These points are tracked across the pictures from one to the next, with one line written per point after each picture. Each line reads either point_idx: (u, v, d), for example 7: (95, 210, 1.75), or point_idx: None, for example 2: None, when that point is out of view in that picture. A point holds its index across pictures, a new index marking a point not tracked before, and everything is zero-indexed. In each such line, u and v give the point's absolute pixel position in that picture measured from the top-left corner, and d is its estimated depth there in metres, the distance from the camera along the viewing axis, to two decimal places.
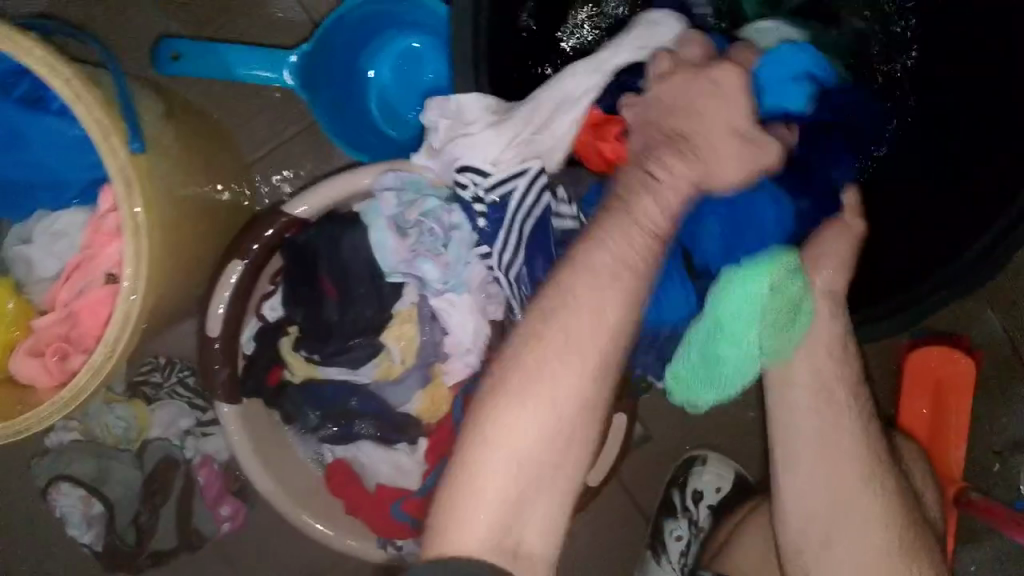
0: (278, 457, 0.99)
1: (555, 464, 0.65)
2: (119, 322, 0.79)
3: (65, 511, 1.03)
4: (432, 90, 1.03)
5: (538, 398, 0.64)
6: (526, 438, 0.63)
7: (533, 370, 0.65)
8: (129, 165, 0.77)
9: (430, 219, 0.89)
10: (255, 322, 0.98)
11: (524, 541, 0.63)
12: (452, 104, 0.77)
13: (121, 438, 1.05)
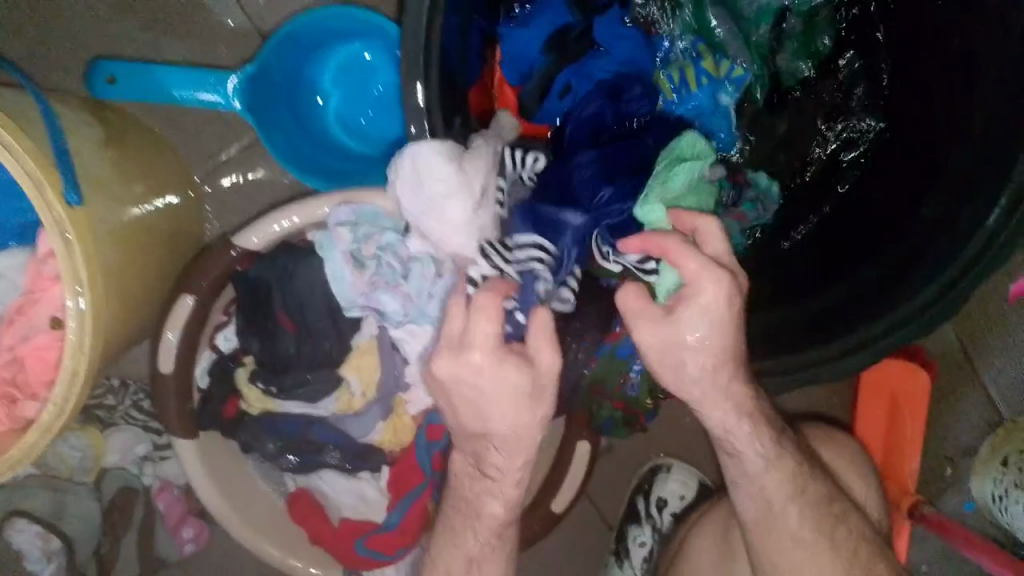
0: (241, 486, 0.98)
1: (501, 538, 0.74)
2: (68, 378, 0.76)
3: (23, 548, 1.00)
4: (381, 103, 1.00)
5: (482, 518, 0.72)
6: (479, 544, 0.73)
7: (467, 508, 0.74)
8: (66, 216, 0.74)
9: (388, 253, 0.88)
10: (209, 354, 0.96)
11: None
12: (409, 160, 0.74)
13: (76, 468, 1.02)
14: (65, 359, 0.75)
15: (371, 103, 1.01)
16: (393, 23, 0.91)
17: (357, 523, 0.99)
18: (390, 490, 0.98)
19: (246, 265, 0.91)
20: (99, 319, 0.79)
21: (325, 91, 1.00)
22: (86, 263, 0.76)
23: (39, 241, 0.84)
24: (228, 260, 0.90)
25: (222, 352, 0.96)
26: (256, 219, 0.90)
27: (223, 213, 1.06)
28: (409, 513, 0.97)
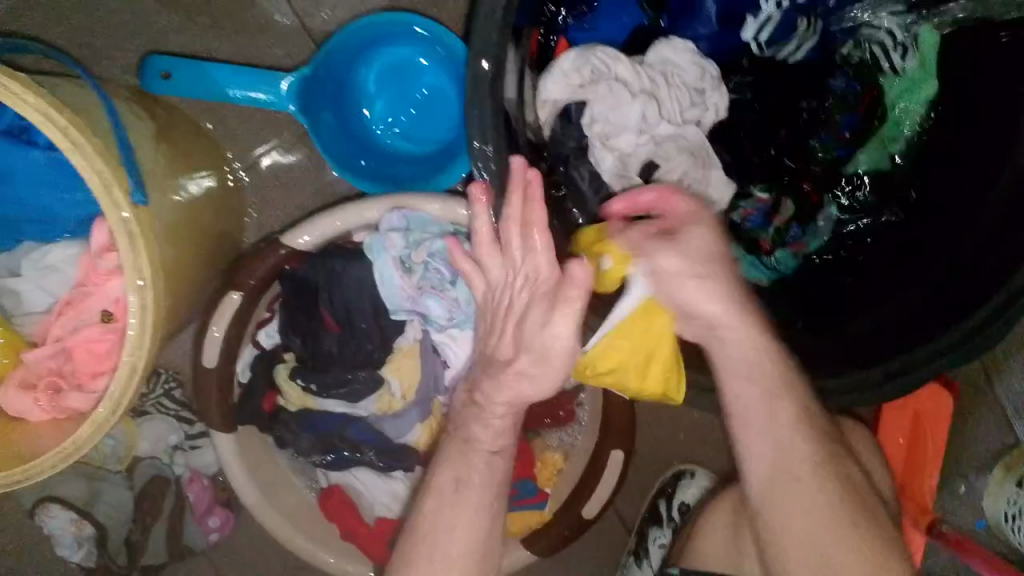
0: (275, 481, 0.99)
1: (488, 501, 0.75)
2: (121, 377, 0.75)
3: (55, 532, 1.01)
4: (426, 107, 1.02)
5: (469, 463, 0.76)
6: (471, 502, 0.74)
7: (461, 436, 0.79)
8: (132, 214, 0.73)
9: (436, 260, 0.90)
10: (251, 349, 0.97)
11: (454, 547, 0.72)
12: (555, 84, 0.85)
13: (109, 455, 1.03)
14: (124, 354, 0.74)
15: (417, 105, 1.02)
16: (459, 41, 0.93)
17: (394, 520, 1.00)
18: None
19: (294, 264, 0.91)
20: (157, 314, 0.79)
21: (372, 92, 1.01)
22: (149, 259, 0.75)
23: (93, 236, 0.82)
24: (272, 263, 0.90)
25: (264, 348, 0.97)
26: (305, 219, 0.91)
27: (265, 207, 1.08)
28: None
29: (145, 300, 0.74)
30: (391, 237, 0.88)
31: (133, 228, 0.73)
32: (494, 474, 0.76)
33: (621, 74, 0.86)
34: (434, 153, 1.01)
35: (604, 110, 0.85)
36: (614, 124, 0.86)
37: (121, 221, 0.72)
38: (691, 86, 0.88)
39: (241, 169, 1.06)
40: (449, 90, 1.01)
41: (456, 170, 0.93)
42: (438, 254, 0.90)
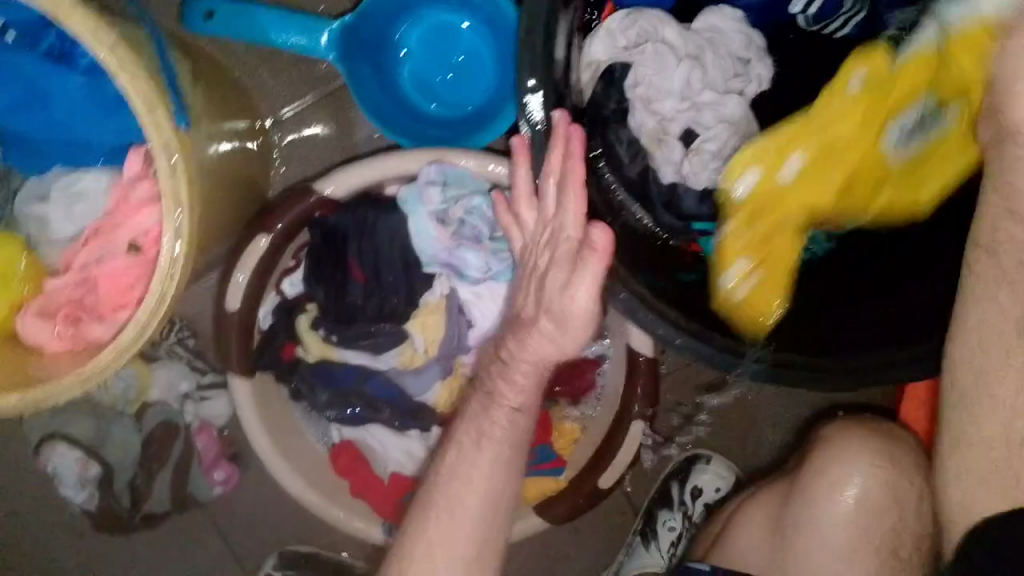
0: (286, 434, 0.96)
1: (509, 458, 0.78)
2: (152, 304, 0.74)
3: (60, 470, 1.01)
4: (463, 73, 1.01)
5: (494, 420, 0.78)
6: (485, 462, 0.77)
7: (488, 391, 0.80)
8: (173, 137, 0.72)
9: (474, 215, 0.90)
10: (274, 297, 0.95)
11: (467, 502, 0.77)
12: (605, 38, 0.86)
13: (120, 397, 1.02)
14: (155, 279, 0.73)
15: (451, 69, 1.01)
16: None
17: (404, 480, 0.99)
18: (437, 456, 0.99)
19: (325, 212, 0.90)
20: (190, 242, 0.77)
21: (410, 53, 1.00)
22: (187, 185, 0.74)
23: (127, 163, 0.80)
24: (298, 213, 0.89)
25: (287, 298, 0.95)
26: (333, 168, 0.90)
27: (292, 157, 1.06)
28: None
29: (181, 225, 0.73)
30: (427, 194, 0.88)
31: (180, 169, 0.72)
32: (515, 429, 0.78)
33: (668, 39, 0.87)
34: (466, 118, 0.99)
35: (647, 74, 0.87)
36: (658, 87, 0.87)
37: (172, 163, 0.71)
38: (736, 55, 0.89)
39: (268, 122, 1.04)
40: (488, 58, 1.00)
41: (498, 127, 0.90)
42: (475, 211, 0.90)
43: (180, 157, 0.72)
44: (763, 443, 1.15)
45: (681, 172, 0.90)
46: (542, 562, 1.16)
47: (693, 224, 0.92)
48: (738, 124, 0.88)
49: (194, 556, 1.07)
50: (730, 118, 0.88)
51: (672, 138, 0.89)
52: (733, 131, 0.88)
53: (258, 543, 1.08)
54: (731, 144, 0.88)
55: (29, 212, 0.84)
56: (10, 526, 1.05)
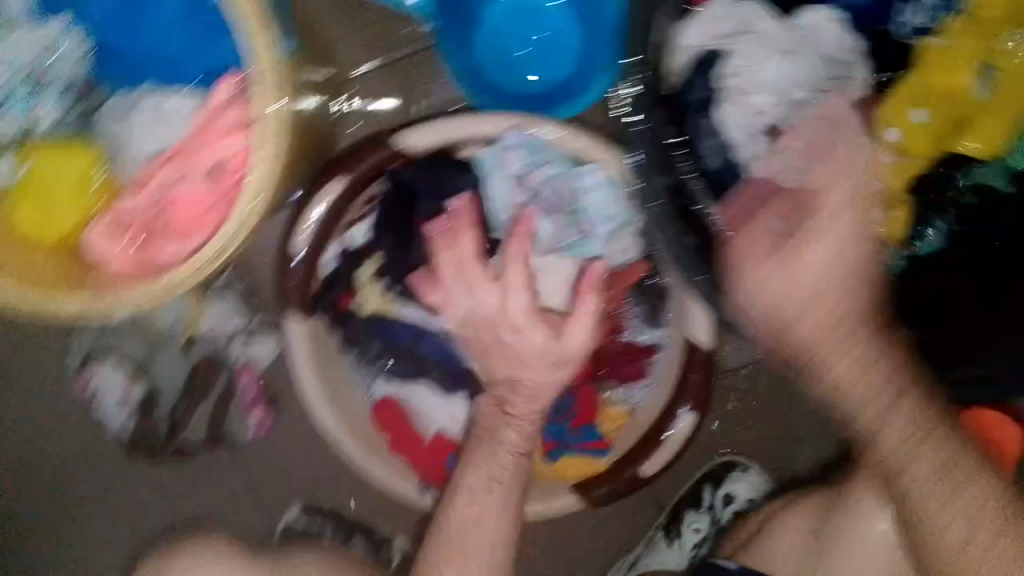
0: (335, 381, 0.96)
1: (506, 502, 0.83)
2: (233, 229, 0.76)
3: (103, 388, 1.02)
4: (545, 49, 0.95)
5: (492, 465, 0.84)
6: (489, 509, 0.82)
7: (489, 436, 0.85)
8: (273, 66, 0.74)
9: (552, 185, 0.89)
10: (336, 248, 0.92)
11: (467, 544, 0.81)
12: (704, 25, 0.85)
13: (169, 327, 1.01)
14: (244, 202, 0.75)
15: (534, 44, 0.95)
16: None
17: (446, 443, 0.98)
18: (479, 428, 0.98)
19: (399, 165, 0.88)
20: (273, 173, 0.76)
21: (491, 25, 0.95)
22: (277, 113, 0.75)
23: (217, 86, 0.78)
24: (374, 165, 0.87)
25: (349, 248, 0.93)
26: (423, 122, 0.88)
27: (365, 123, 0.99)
28: None
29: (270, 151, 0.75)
30: (506, 157, 0.88)
31: (281, 118, 0.75)
32: (518, 473, 0.84)
33: (766, 33, 0.86)
34: (531, 97, 0.93)
35: (742, 65, 0.85)
36: (753, 80, 0.85)
37: (273, 111, 0.74)
38: (836, 53, 0.86)
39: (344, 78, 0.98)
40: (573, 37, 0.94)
41: (594, 87, 0.90)
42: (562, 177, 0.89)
43: (277, 83, 0.75)
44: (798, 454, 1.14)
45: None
46: (561, 546, 1.15)
47: None
48: None
49: (218, 495, 1.06)
50: None
51: (762, 133, 0.87)
52: None
53: (283, 490, 1.07)
54: None
55: (108, 126, 0.81)
56: (40, 441, 1.05)
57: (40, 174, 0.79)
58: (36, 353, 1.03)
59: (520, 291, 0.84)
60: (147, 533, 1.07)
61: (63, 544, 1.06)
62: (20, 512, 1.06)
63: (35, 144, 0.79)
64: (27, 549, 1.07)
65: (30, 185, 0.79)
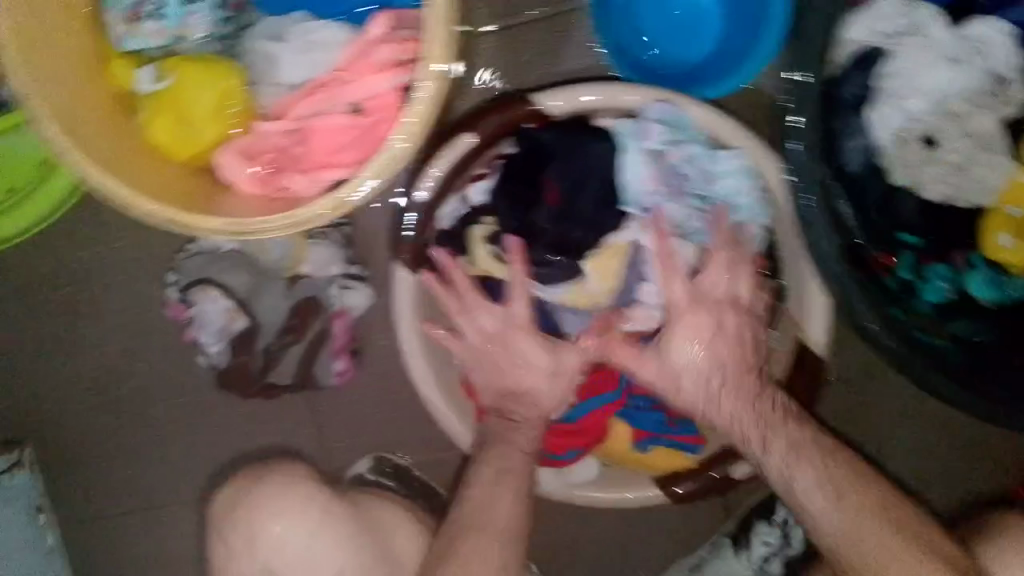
0: (430, 341, 0.95)
1: (519, 488, 0.82)
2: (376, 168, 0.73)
3: (206, 314, 0.98)
4: (679, 25, 0.93)
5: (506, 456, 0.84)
6: (509, 494, 0.81)
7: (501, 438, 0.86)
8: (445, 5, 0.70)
9: (690, 164, 0.87)
10: (455, 203, 0.92)
11: (489, 525, 0.79)
12: (874, 22, 0.82)
13: (274, 263, 0.99)
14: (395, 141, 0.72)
15: (666, 21, 0.93)
16: None
17: (569, 436, 0.96)
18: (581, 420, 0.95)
19: (532, 126, 0.88)
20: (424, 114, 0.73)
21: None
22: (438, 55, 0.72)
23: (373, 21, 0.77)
24: (500, 122, 0.88)
25: (470, 206, 0.92)
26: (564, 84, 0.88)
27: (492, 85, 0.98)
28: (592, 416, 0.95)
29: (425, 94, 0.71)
30: (650, 129, 0.86)
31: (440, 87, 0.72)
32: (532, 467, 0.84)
33: (935, 39, 0.83)
34: (670, 76, 0.91)
35: (906, 66, 0.83)
36: (915, 83, 0.83)
37: (438, 72, 0.71)
38: (1006, 66, 0.83)
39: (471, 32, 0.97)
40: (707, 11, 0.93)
41: (757, 66, 0.85)
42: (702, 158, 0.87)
43: (444, 23, 0.71)
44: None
45: (918, 177, 0.86)
46: (622, 537, 1.13)
47: (901, 233, 0.88)
48: (985, 138, 0.84)
49: (291, 435, 1.09)
50: (978, 131, 0.84)
51: (913, 140, 0.85)
52: (977, 144, 0.84)
53: (349, 443, 1.10)
54: (971, 157, 0.85)
55: (255, 46, 0.79)
56: (128, 358, 1.07)
57: (183, 88, 0.78)
58: (137, 270, 1.04)
59: (521, 301, 0.85)
60: (217, 464, 1.10)
61: (138, 461, 1.10)
62: (98, 428, 1.09)
63: (180, 57, 0.79)
64: (101, 464, 1.10)
65: (172, 98, 0.79)
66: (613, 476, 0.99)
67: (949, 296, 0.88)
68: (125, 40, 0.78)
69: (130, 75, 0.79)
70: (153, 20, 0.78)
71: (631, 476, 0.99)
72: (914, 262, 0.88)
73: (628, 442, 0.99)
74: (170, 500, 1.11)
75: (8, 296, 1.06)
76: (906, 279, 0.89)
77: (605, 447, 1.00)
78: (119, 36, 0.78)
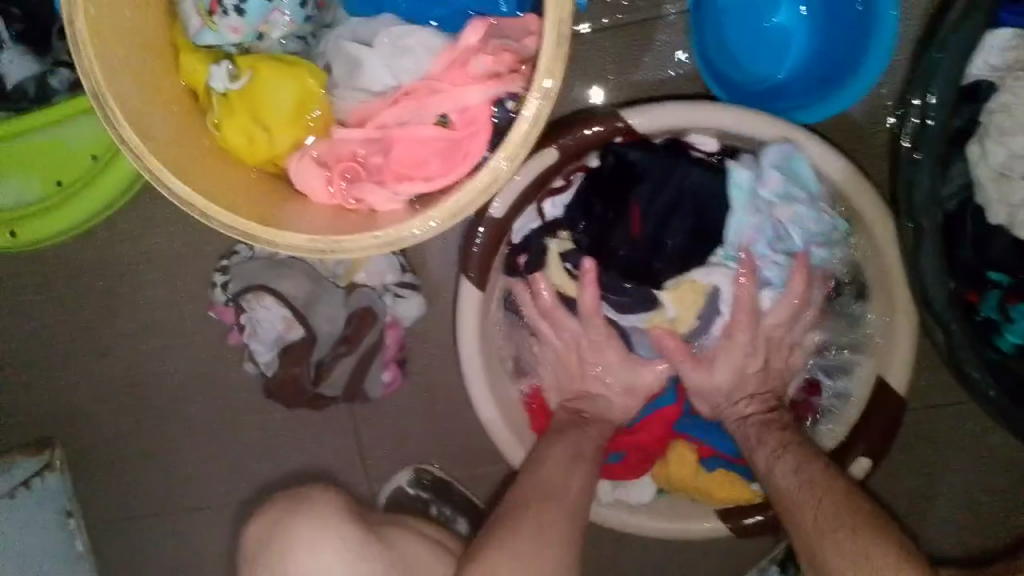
0: (489, 356, 0.92)
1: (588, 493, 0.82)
2: (478, 188, 0.68)
3: (261, 322, 0.94)
4: (773, 37, 0.91)
5: (569, 464, 0.83)
6: (572, 504, 0.80)
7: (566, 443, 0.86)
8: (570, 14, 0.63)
9: (798, 219, 0.84)
10: (531, 216, 0.89)
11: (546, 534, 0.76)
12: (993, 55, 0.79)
13: (330, 270, 0.96)
14: (495, 158, 0.67)
15: (758, 32, 0.91)
16: None
17: (622, 435, 0.96)
18: (639, 421, 0.96)
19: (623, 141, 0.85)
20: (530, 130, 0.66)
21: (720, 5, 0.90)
22: (553, 69, 0.64)
23: (470, 29, 0.73)
24: (583, 140, 0.85)
25: (544, 220, 0.89)
26: (651, 103, 0.84)
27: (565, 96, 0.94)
28: (647, 424, 0.96)
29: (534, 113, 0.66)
30: (768, 179, 0.82)
31: (543, 108, 0.65)
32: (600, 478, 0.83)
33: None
34: (757, 94, 0.89)
35: (1012, 101, 0.78)
36: (1019, 120, 0.78)
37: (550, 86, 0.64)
38: None
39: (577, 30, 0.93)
40: (800, 22, 0.90)
41: (848, 94, 0.82)
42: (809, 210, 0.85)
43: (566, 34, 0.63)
44: (938, 513, 1.04)
45: (1012, 217, 0.80)
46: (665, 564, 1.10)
47: (989, 270, 0.84)
48: None
49: (330, 447, 1.06)
50: None
51: (1018, 179, 0.79)
52: None
53: (390, 458, 1.06)
54: None
55: (340, 48, 0.76)
56: (172, 355, 1.05)
57: (260, 87, 0.74)
58: (190, 266, 1.02)
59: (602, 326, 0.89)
60: (253, 474, 1.06)
61: (171, 466, 1.07)
62: (133, 428, 1.07)
63: (259, 55, 0.75)
64: (135, 466, 1.07)
65: (248, 97, 0.74)
66: (670, 507, 0.94)
67: None
68: (202, 34, 0.74)
69: (204, 70, 0.75)
70: (234, 15, 0.72)
71: (692, 508, 0.94)
72: (1000, 301, 0.84)
73: (694, 467, 0.95)
74: (202, 507, 1.07)
75: (49, 287, 1.03)
76: (989, 318, 0.85)
77: (666, 470, 0.96)
78: (196, 30, 0.74)
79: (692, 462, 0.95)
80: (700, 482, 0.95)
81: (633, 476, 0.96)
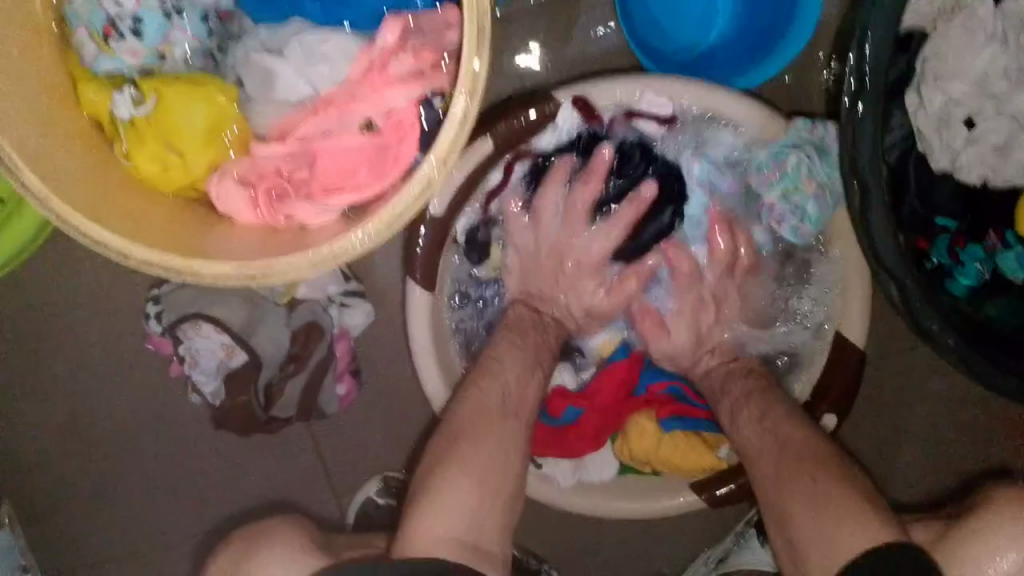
0: (444, 352, 0.89)
1: None
2: (414, 193, 0.64)
3: (200, 352, 0.90)
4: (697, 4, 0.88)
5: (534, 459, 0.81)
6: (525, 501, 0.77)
7: None
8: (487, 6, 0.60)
9: (784, 191, 0.84)
10: (472, 212, 0.89)
11: None
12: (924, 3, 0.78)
13: (268, 289, 0.92)
14: (427, 163, 0.63)
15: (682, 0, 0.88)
16: None
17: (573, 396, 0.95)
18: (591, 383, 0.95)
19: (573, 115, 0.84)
20: (459, 130, 0.63)
21: None
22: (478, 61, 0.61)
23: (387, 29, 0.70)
24: (519, 126, 0.83)
25: (486, 214, 0.90)
26: (599, 79, 0.82)
27: (494, 82, 0.91)
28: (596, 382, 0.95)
29: (468, 110, 0.62)
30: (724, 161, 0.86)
31: (470, 112, 0.62)
32: None
33: (979, 19, 0.77)
34: (688, 65, 0.87)
35: (944, 49, 0.78)
36: (952, 66, 0.78)
37: (475, 82, 0.61)
38: None
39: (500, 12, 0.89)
40: None
41: (780, 58, 0.80)
42: (830, 190, 0.83)
43: (488, 28, 0.61)
44: (902, 453, 1.05)
45: (956, 162, 0.81)
46: (642, 542, 1.08)
47: (937, 217, 0.85)
48: None
49: (291, 467, 1.02)
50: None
51: (958, 124, 0.80)
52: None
53: (354, 471, 1.02)
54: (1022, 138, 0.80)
55: (250, 60, 0.72)
56: (113, 393, 1.00)
57: (167, 110, 0.70)
58: (122, 300, 0.97)
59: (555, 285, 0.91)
60: (213, 504, 1.02)
61: (127, 506, 1.03)
62: (82, 473, 1.02)
63: (163, 76, 0.71)
64: (87, 512, 1.03)
65: (156, 123, 0.70)
66: (633, 486, 0.93)
67: (982, 278, 0.85)
68: (99, 62, 0.70)
69: (104, 99, 0.70)
70: (132, 38, 0.70)
71: (657, 487, 0.92)
72: (950, 245, 0.85)
73: (654, 438, 0.92)
74: (165, 545, 1.03)
75: None
76: (941, 262, 0.86)
77: (627, 444, 0.94)
78: (92, 56, 0.70)
79: (652, 434, 0.93)
80: (658, 454, 0.92)
81: (593, 448, 0.94)
